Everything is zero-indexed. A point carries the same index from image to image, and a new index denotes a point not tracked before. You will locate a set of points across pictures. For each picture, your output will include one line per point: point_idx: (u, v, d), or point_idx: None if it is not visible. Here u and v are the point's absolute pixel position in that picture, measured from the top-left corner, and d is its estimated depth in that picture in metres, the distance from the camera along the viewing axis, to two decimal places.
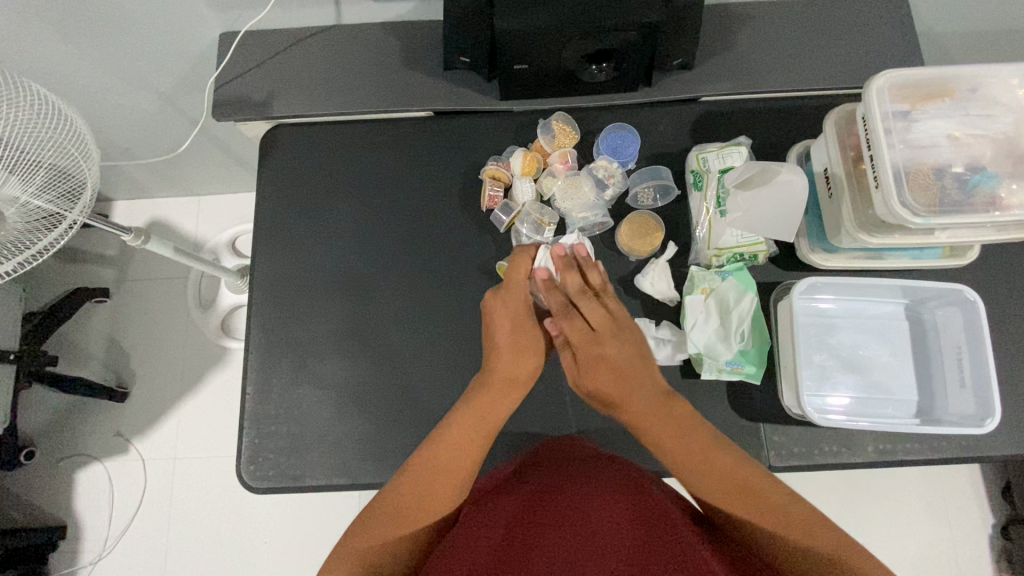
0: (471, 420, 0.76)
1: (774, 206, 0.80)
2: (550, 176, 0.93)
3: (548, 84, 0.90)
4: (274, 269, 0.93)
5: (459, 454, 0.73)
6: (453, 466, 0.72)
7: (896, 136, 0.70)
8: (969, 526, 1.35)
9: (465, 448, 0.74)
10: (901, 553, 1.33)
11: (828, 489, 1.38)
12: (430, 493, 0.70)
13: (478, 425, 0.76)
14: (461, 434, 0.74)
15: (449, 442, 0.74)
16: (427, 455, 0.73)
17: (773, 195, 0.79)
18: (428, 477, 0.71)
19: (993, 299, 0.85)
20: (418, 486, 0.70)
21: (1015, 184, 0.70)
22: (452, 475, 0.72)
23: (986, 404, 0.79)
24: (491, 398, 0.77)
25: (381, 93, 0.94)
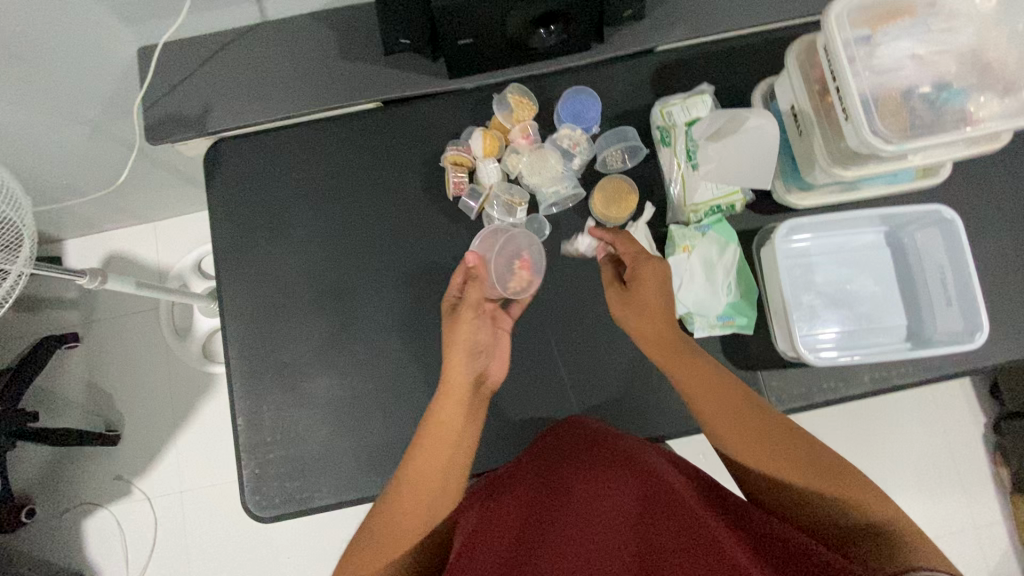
0: (443, 432, 0.71)
1: (747, 155, 0.78)
2: (513, 153, 0.88)
3: (497, 55, 0.86)
4: (240, 295, 0.89)
5: (432, 471, 0.69)
6: (427, 481, 0.68)
7: (861, 63, 0.68)
8: (965, 428, 1.50)
9: (440, 467, 0.70)
10: (904, 460, 1.48)
11: (836, 418, 1.50)
12: (411, 528, 0.66)
13: (444, 443, 0.71)
14: (431, 444, 0.70)
15: (422, 453, 0.70)
16: (404, 468, 0.69)
17: (745, 144, 0.77)
18: (403, 491, 0.68)
19: (968, 212, 0.86)
20: (406, 505, 0.66)
21: (984, 97, 0.68)
22: (427, 500, 0.68)
23: (973, 318, 0.78)
24: (450, 412, 0.72)
25: (323, 91, 0.90)
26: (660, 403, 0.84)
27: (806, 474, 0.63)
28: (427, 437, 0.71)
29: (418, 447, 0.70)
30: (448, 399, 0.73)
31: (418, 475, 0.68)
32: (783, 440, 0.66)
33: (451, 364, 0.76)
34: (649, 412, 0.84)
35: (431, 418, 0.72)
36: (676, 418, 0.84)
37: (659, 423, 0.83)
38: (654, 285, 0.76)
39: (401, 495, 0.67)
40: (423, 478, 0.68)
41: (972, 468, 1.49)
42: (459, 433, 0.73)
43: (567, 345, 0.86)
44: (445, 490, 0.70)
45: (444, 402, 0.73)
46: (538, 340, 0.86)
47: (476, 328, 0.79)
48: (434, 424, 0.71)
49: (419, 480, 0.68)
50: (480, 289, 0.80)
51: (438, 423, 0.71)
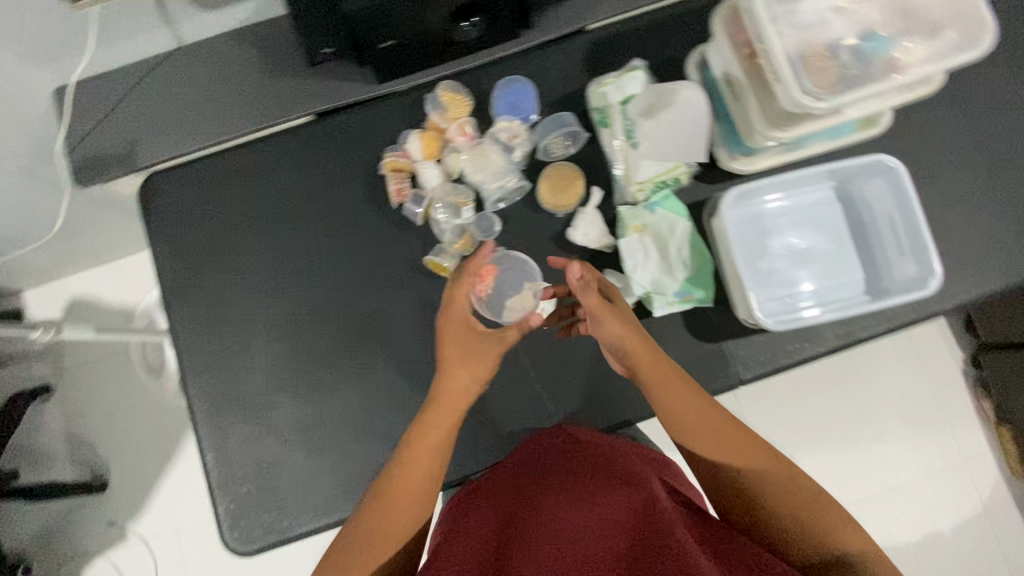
0: (432, 435, 0.70)
1: (682, 128, 0.77)
2: (453, 152, 0.86)
3: (422, 54, 0.84)
4: (193, 331, 0.86)
5: (422, 467, 0.68)
6: (416, 475, 0.68)
7: (783, 22, 0.67)
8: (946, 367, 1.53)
9: (429, 466, 0.69)
10: (889, 404, 1.51)
11: (821, 373, 1.53)
12: (399, 527, 0.65)
13: (432, 444, 0.69)
14: (420, 459, 0.69)
15: (412, 458, 0.68)
16: (388, 479, 0.68)
17: (677, 117, 0.76)
18: (389, 505, 0.66)
19: (913, 156, 0.85)
20: (389, 502, 0.66)
21: (909, 42, 0.67)
22: (415, 496, 0.67)
23: (927, 264, 0.78)
24: (443, 415, 0.71)
25: (251, 111, 0.88)
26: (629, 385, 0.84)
27: (779, 503, 0.63)
28: (416, 446, 0.69)
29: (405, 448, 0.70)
30: (442, 404, 0.71)
31: (405, 486, 0.67)
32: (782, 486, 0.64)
33: (453, 372, 0.72)
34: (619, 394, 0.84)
35: (422, 417, 0.71)
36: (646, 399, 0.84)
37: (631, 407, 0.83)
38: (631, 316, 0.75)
39: (387, 507, 0.66)
40: (411, 475, 0.67)
41: (956, 404, 1.52)
42: (451, 438, 0.71)
43: (530, 339, 0.85)
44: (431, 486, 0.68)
45: (439, 406, 0.71)
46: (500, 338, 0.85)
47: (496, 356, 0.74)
48: (429, 417, 0.71)
49: (406, 489, 0.67)
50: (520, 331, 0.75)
51: (428, 423, 0.70)
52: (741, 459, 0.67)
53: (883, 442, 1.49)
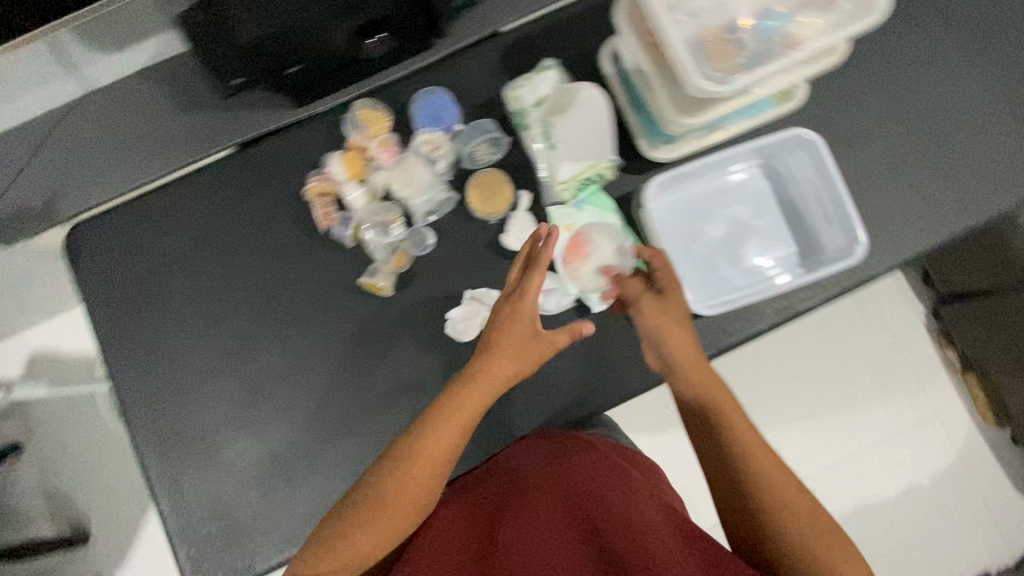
0: (459, 416, 0.70)
1: (587, 126, 0.83)
2: (376, 171, 0.85)
3: (334, 74, 0.84)
4: (134, 380, 0.85)
5: (441, 447, 0.69)
6: (434, 452, 0.69)
7: (676, 10, 0.67)
8: (912, 322, 1.54)
9: (450, 447, 0.70)
10: (858, 364, 1.53)
11: (790, 342, 1.53)
12: (405, 499, 0.67)
13: (454, 427, 0.70)
14: (443, 433, 0.69)
15: (434, 435, 0.69)
16: (410, 447, 0.69)
17: (582, 114, 0.83)
18: (405, 474, 0.68)
19: (833, 124, 0.86)
20: (398, 475, 0.68)
21: (804, 15, 0.67)
22: (427, 475, 0.68)
23: (851, 232, 0.80)
24: (473, 396, 0.71)
25: (170, 150, 0.87)
26: (578, 383, 0.84)
27: (811, 540, 0.61)
28: (442, 424, 0.70)
29: (427, 424, 0.70)
30: (479, 383, 0.72)
31: (422, 457, 0.68)
32: (815, 524, 0.63)
33: (498, 359, 0.73)
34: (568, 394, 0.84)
35: (452, 396, 0.71)
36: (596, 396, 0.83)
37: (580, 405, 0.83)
38: (680, 308, 0.75)
39: (402, 476, 0.68)
40: (429, 454, 0.68)
41: (923, 357, 1.53)
42: (476, 420, 0.72)
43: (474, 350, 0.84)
44: (443, 468, 0.69)
45: (473, 384, 0.72)
46: (444, 352, 0.84)
47: (536, 353, 0.75)
48: (457, 398, 0.71)
49: (420, 465, 0.68)
50: (563, 334, 0.75)
51: (456, 400, 0.71)
52: (768, 483, 0.64)
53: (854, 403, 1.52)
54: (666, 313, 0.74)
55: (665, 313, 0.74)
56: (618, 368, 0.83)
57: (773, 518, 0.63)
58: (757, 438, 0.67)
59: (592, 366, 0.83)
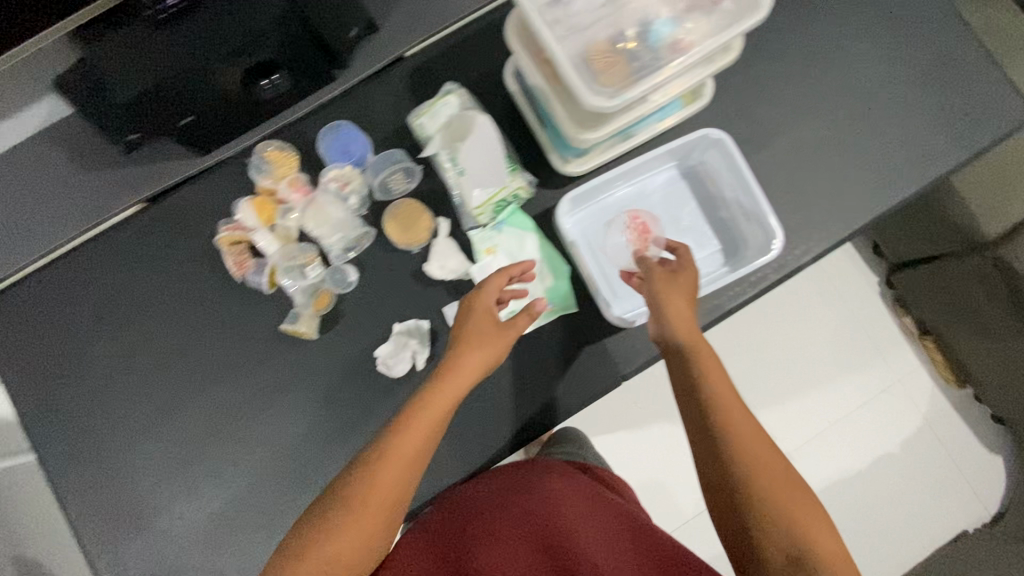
0: (433, 409, 0.67)
1: (490, 150, 0.79)
2: (289, 213, 0.83)
3: (235, 121, 0.82)
4: (63, 454, 0.82)
5: (416, 442, 0.65)
6: (410, 446, 0.64)
7: (561, 27, 0.66)
8: (867, 294, 1.51)
9: (423, 446, 0.65)
10: (822, 343, 1.49)
11: (751, 329, 1.49)
12: (379, 497, 0.62)
13: (429, 421, 0.66)
14: (417, 427, 0.65)
15: (410, 428, 0.65)
16: (386, 441, 0.65)
17: (482, 142, 0.79)
18: (380, 470, 0.62)
19: (745, 118, 0.86)
20: (373, 471, 0.62)
21: (689, 21, 0.67)
22: (403, 470, 0.63)
23: (768, 228, 0.80)
24: (448, 389, 0.68)
25: (73, 212, 0.83)
26: (517, 408, 0.81)
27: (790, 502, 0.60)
28: (417, 417, 0.66)
29: (404, 421, 0.66)
30: (450, 375, 0.69)
31: (398, 451, 0.64)
32: (796, 495, 0.61)
33: (467, 350, 0.70)
34: (507, 420, 0.81)
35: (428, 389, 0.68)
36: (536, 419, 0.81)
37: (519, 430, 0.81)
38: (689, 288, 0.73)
39: (378, 472, 0.62)
40: (405, 448, 0.64)
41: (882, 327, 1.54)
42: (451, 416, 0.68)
43: (409, 384, 0.82)
44: (418, 466, 0.65)
45: (447, 376, 0.69)
46: (378, 390, 0.82)
47: (498, 347, 0.71)
48: (432, 391, 0.68)
49: (395, 461, 0.63)
50: (520, 328, 0.72)
51: (432, 395, 0.67)
52: (741, 453, 0.63)
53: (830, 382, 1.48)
54: (670, 287, 0.72)
55: (671, 286, 0.72)
56: (555, 386, 0.81)
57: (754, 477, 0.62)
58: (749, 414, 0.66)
59: (529, 389, 0.81)
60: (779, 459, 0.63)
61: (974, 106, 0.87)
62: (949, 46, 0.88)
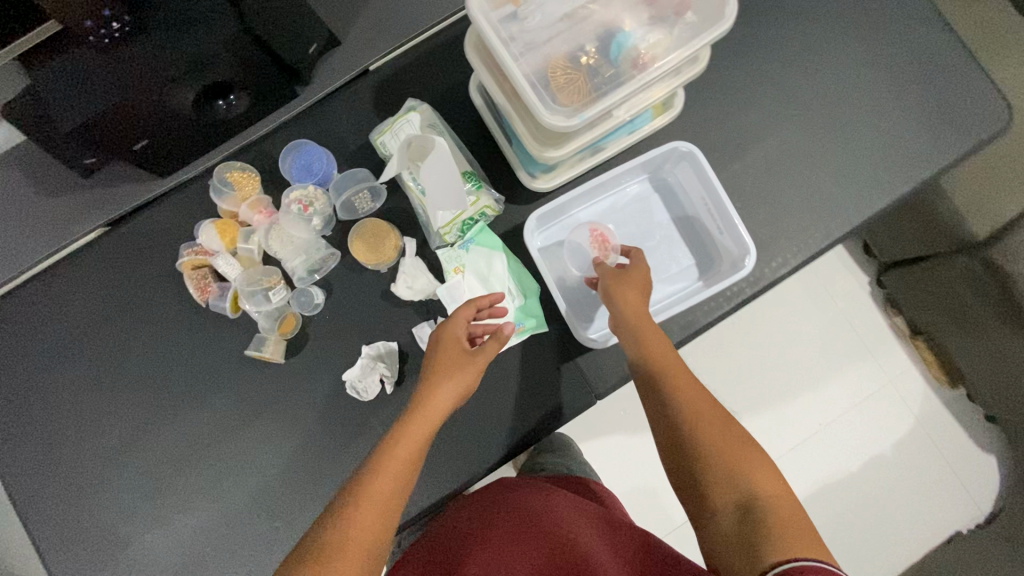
0: (405, 448, 0.63)
1: (445, 177, 0.72)
2: (251, 235, 0.82)
3: (194, 141, 0.79)
4: (30, 485, 0.80)
5: (390, 482, 0.61)
6: (384, 484, 0.61)
7: (519, 43, 0.63)
8: (859, 295, 1.48)
9: (399, 483, 0.61)
10: (813, 345, 1.46)
11: (740, 332, 1.47)
12: (354, 544, 0.57)
13: (402, 459, 0.63)
14: (392, 467, 0.62)
15: (382, 468, 0.62)
16: (361, 484, 0.61)
17: (438, 167, 0.71)
18: (357, 513, 0.58)
19: (719, 127, 0.83)
20: (344, 517, 0.58)
21: (652, 33, 0.64)
22: (379, 513, 0.59)
23: (741, 242, 0.79)
24: (419, 426, 0.65)
25: (30, 237, 0.81)
26: (488, 430, 0.79)
27: (740, 467, 0.59)
28: (389, 456, 0.63)
29: (376, 463, 0.62)
30: (421, 411, 0.66)
31: (375, 493, 0.60)
32: (753, 463, 0.60)
33: (437, 384, 0.67)
34: (479, 444, 0.79)
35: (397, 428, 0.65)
36: (509, 440, 0.79)
37: (489, 454, 0.79)
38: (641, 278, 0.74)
39: (354, 515, 0.58)
40: (381, 488, 0.60)
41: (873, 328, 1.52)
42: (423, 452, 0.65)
43: (379, 407, 0.80)
44: (394, 506, 0.61)
45: (417, 412, 0.66)
46: (348, 412, 0.80)
47: (469, 377, 0.69)
48: (401, 430, 0.65)
49: (372, 504, 0.59)
50: (491, 352, 0.69)
51: (401, 433, 0.65)
52: (689, 412, 0.65)
53: (823, 386, 1.44)
54: (620, 277, 0.73)
55: (621, 277, 0.73)
56: (526, 407, 0.79)
57: (701, 443, 0.62)
58: (700, 391, 0.66)
59: (502, 410, 0.79)
60: (731, 428, 0.63)
61: (955, 110, 0.85)
62: (929, 49, 0.85)
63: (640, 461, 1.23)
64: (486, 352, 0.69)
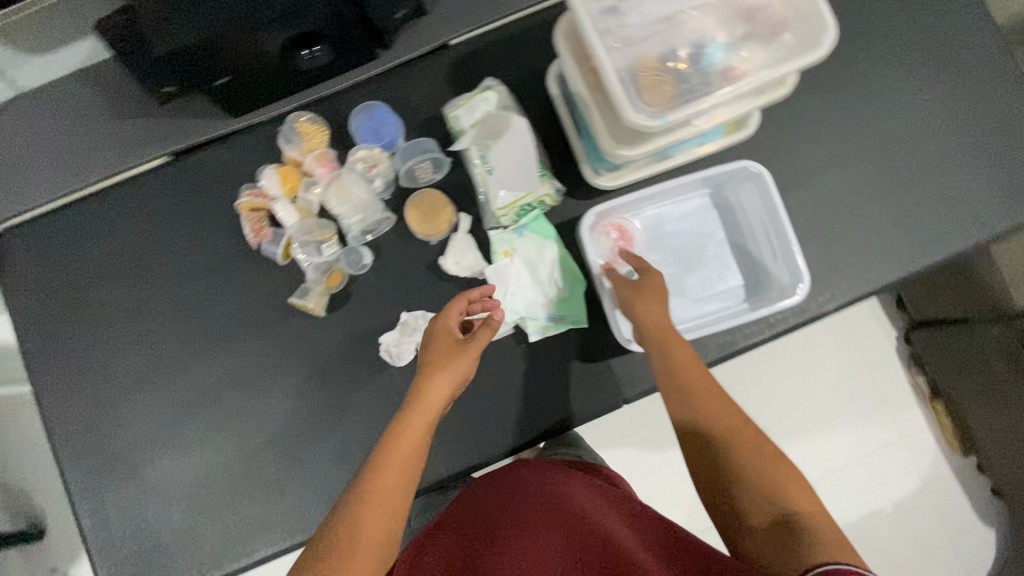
0: (406, 442, 0.63)
1: (520, 155, 0.78)
2: (312, 186, 0.83)
3: (270, 86, 0.80)
4: (60, 396, 0.82)
5: (391, 476, 0.61)
6: (387, 480, 0.61)
7: (613, 37, 0.64)
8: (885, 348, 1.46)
9: (401, 476, 0.62)
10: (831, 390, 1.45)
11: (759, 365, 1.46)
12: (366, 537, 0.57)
13: (403, 454, 0.63)
14: (394, 464, 0.62)
15: (383, 466, 0.61)
16: (366, 481, 0.61)
17: (515, 145, 0.77)
18: (363, 511, 0.58)
19: (787, 154, 0.83)
20: (352, 512, 0.58)
21: (747, 49, 0.64)
22: (387, 506, 0.59)
23: (795, 270, 0.79)
24: (415, 421, 0.65)
25: (99, 156, 0.83)
26: (513, 414, 0.80)
27: (769, 478, 0.60)
28: (387, 453, 0.62)
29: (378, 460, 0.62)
30: (416, 407, 0.66)
31: (378, 492, 0.60)
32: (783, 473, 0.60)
33: (431, 379, 0.67)
34: (503, 426, 0.80)
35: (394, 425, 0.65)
36: (532, 428, 0.80)
37: (511, 438, 0.80)
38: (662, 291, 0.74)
39: (357, 515, 0.58)
40: (385, 484, 0.60)
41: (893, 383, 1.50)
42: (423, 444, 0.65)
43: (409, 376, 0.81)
44: (401, 498, 0.61)
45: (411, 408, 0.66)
46: (379, 375, 0.81)
47: (464, 367, 0.69)
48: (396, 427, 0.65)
49: (378, 500, 0.59)
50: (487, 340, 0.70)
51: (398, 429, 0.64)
52: (718, 429, 0.65)
53: (837, 433, 1.42)
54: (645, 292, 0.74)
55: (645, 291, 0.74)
56: (554, 398, 0.80)
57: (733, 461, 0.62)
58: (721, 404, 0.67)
59: (530, 397, 0.80)
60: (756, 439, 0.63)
61: None
62: (1007, 110, 0.84)
63: (643, 474, 1.23)
64: (480, 339, 0.70)
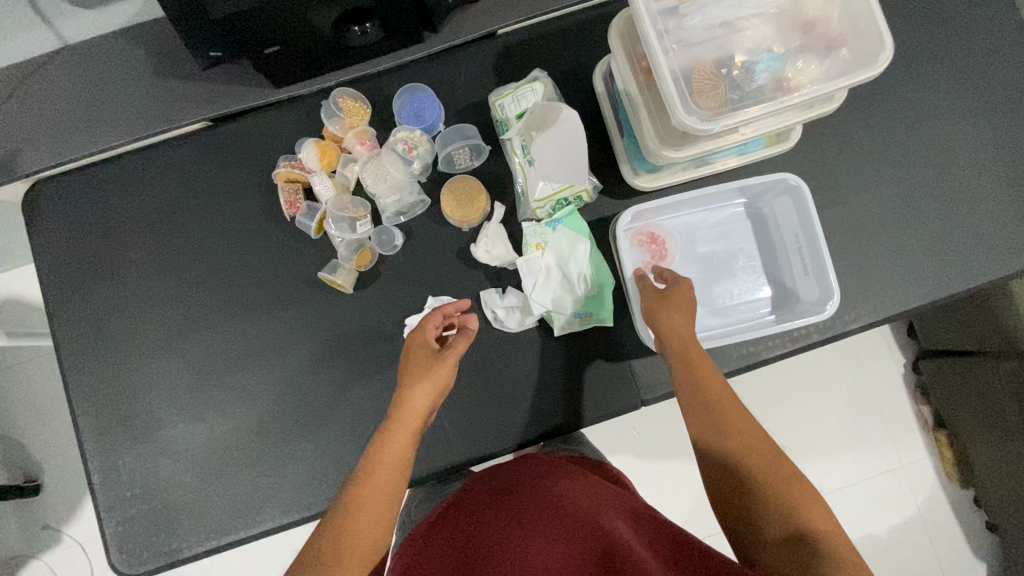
0: (392, 454, 0.60)
1: (564, 149, 0.77)
2: (349, 163, 0.83)
3: (316, 59, 0.80)
4: (82, 350, 0.82)
5: (377, 490, 0.58)
6: (371, 495, 0.57)
7: (671, 38, 0.64)
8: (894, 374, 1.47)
9: (387, 489, 0.58)
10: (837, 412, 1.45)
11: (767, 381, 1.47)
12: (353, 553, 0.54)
13: (386, 467, 0.60)
14: (378, 478, 0.58)
15: (365, 481, 0.58)
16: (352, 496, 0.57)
17: (560, 139, 0.77)
18: (352, 528, 0.55)
19: (825, 171, 0.83)
20: (339, 528, 0.55)
21: (802, 61, 0.65)
22: (373, 520, 0.56)
23: (826, 287, 0.79)
24: (396, 434, 0.62)
25: (141, 114, 0.83)
26: (532, 406, 0.80)
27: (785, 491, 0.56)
28: (370, 469, 0.59)
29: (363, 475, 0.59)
30: (396, 419, 0.63)
31: (363, 507, 0.56)
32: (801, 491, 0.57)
33: (410, 391, 0.65)
34: (521, 417, 0.80)
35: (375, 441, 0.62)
36: (550, 422, 0.80)
37: (528, 430, 0.80)
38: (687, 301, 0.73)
39: (345, 530, 0.55)
40: (371, 497, 0.57)
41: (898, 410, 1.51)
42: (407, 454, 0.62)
43: None
44: (388, 510, 0.58)
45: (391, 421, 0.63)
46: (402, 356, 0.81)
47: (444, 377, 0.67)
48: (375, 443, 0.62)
49: (364, 516, 0.56)
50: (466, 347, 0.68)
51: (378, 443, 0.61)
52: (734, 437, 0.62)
53: (840, 455, 1.42)
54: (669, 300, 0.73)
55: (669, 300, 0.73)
56: (573, 394, 0.80)
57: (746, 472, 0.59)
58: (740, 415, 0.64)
59: (550, 390, 0.80)
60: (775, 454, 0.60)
61: None
62: None
63: (645, 478, 1.23)
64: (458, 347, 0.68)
